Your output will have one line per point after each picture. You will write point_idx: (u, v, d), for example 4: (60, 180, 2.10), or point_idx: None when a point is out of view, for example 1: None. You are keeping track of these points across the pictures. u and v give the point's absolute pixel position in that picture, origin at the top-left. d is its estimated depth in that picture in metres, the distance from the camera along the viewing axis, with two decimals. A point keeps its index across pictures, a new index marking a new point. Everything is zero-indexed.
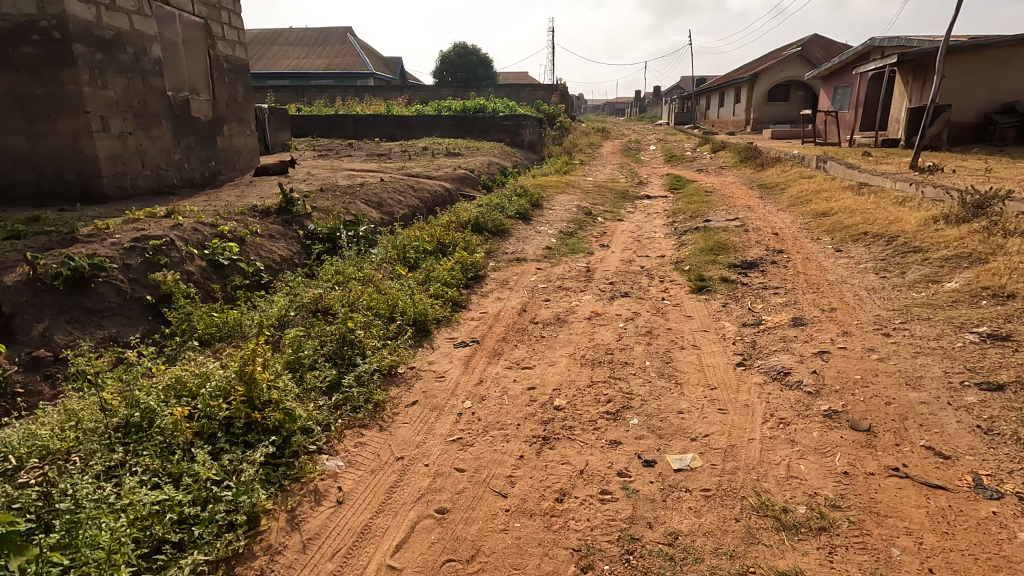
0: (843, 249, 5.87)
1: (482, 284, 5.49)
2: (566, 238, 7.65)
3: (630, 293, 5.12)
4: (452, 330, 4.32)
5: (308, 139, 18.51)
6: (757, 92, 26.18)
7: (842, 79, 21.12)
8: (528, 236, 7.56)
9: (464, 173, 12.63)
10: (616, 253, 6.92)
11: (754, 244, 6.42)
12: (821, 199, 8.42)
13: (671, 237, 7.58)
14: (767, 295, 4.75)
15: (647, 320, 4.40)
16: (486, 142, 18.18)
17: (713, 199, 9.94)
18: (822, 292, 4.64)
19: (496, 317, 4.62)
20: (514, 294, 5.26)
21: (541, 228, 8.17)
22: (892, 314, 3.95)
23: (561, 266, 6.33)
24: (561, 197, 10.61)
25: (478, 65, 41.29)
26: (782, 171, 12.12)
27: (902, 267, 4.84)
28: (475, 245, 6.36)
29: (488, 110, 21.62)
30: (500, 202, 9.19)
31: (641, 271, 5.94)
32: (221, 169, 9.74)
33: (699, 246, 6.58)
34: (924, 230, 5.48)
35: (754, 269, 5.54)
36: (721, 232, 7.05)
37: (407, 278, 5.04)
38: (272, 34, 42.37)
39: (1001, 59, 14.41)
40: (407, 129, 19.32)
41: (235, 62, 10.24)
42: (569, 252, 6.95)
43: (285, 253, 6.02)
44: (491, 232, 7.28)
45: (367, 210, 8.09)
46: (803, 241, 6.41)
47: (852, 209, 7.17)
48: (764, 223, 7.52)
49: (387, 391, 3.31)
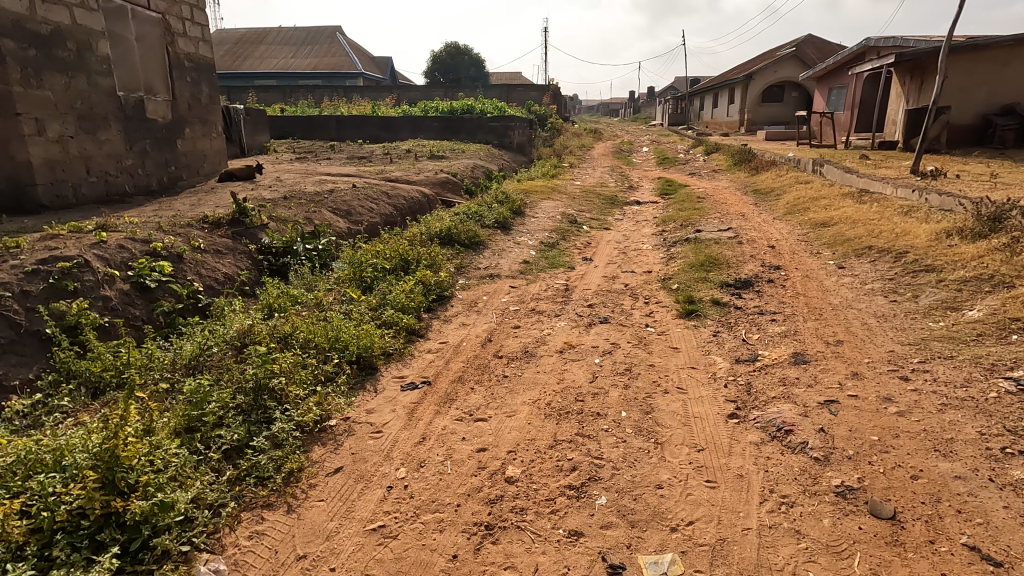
0: (846, 265, 5.34)
1: (446, 308, 4.92)
2: (546, 250, 7.11)
3: (610, 318, 4.58)
4: (402, 368, 3.75)
5: (289, 141, 17.90)
6: (751, 93, 25.75)
7: (837, 80, 20.68)
8: (505, 248, 7.00)
9: (446, 177, 12.06)
10: (599, 267, 6.37)
11: (748, 258, 5.89)
12: (819, 207, 7.90)
13: (659, 249, 7.05)
14: (763, 321, 4.21)
15: (627, 353, 3.84)
16: (473, 145, 17.61)
17: (705, 206, 9.41)
18: (825, 319, 4.10)
19: (456, 349, 4.06)
20: (481, 320, 4.70)
21: (520, 239, 7.61)
22: (909, 349, 3.42)
23: (538, 283, 5.78)
24: (545, 204, 10.05)
25: (470, 66, 40.72)
26: (778, 175, 11.63)
27: (915, 290, 4.31)
28: (443, 261, 5.81)
29: (476, 111, 21.07)
30: (479, 209, 8.64)
31: (625, 290, 5.40)
32: (182, 174, 9.13)
33: (688, 261, 6.04)
34: (936, 246, 4.96)
35: (748, 289, 5.00)
36: (712, 245, 6.51)
37: (359, 302, 4.48)
38: (260, 34, 41.65)
39: (1001, 59, 13.94)
40: (392, 131, 18.74)
41: (198, 60, 9.63)
42: (548, 266, 6.40)
43: (231, 271, 5.42)
44: (464, 244, 6.71)
45: (334, 220, 7.51)
46: (802, 256, 5.88)
47: (854, 219, 6.65)
48: (759, 234, 6.99)
49: (306, 455, 2.74)
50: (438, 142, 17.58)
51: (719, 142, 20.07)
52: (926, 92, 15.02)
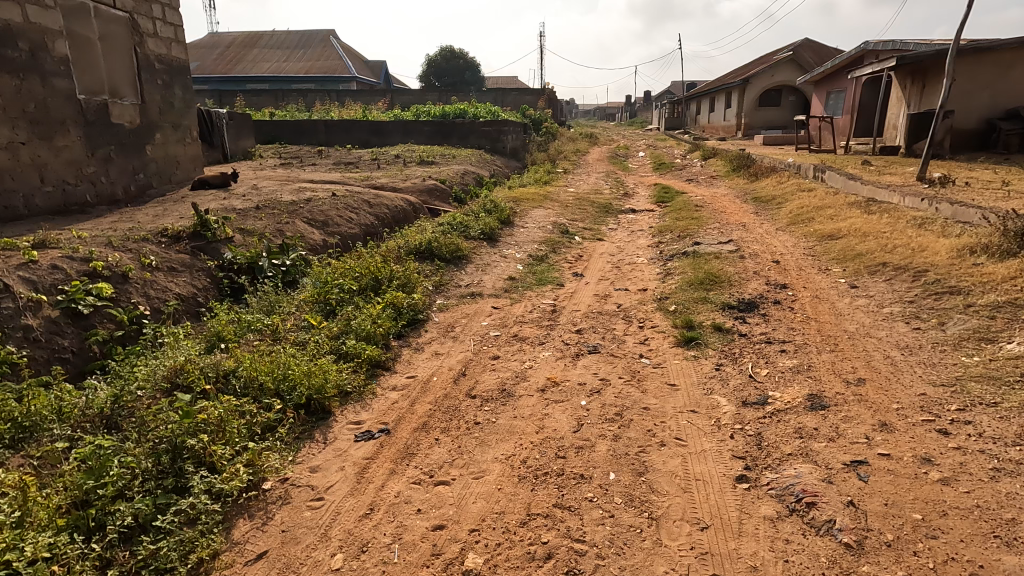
0: (858, 283, 4.90)
1: (419, 334, 4.43)
2: (534, 265, 6.63)
3: (601, 347, 4.10)
4: (360, 411, 3.26)
5: (276, 146, 17.43)
6: (748, 97, 25.41)
7: (836, 84, 20.32)
8: (490, 263, 6.52)
9: (434, 184, 11.59)
10: (590, 284, 5.91)
11: (751, 275, 5.44)
12: (824, 217, 7.46)
13: (655, 263, 6.59)
14: (773, 353, 3.73)
15: (618, 393, 3.36)
16: (464, 150, 17.15)
17: (704, 216, 8.96)
18: (844, 351, 3.63)
19: (424, 387, 3.57)
20: (456, 348, 4.21)
21: (507, 251, 7.14)
22: (944, 391, 2.96)
23: (523, 302, 5.31)
24: (536, 213, 9.58)
25: (465, 70, 40.38)
26: (778, 182, 11.21)
27: (941, 317, 3.87)
28: (420, 278, 5.34)
29: (469, 115, 20.64)
30: (465, 219, 8.16)
31: (618, 312, 4.93)
32: (152, 182, 8.65)
33: (687, 278, 5.58)
34: (959, 266, 4.51)
35: (753, 312, 4.53)
36: (713, 260, 6.05)
37: (319, 330, 4.00)
38: (253, 38, 41.20)
39: (1006, 62, 13.57)
40: (383, 136, 18.30)
41: (170, 61, 9.16)
42: (535, 282, 5.94)
43: (185, 291, 4.93)
44: (445, 259, 6.23)
45: (309, 232, 7.03)
46: (810, 272, 5.43)
47: (864, 231, 6.20)
48: (762, 247, 6.54)
49: (225, 534, 2.26)
50: (428, 147, 17.13)
51: (717, 147, 19.67)
52: (928, 96, 14.65)
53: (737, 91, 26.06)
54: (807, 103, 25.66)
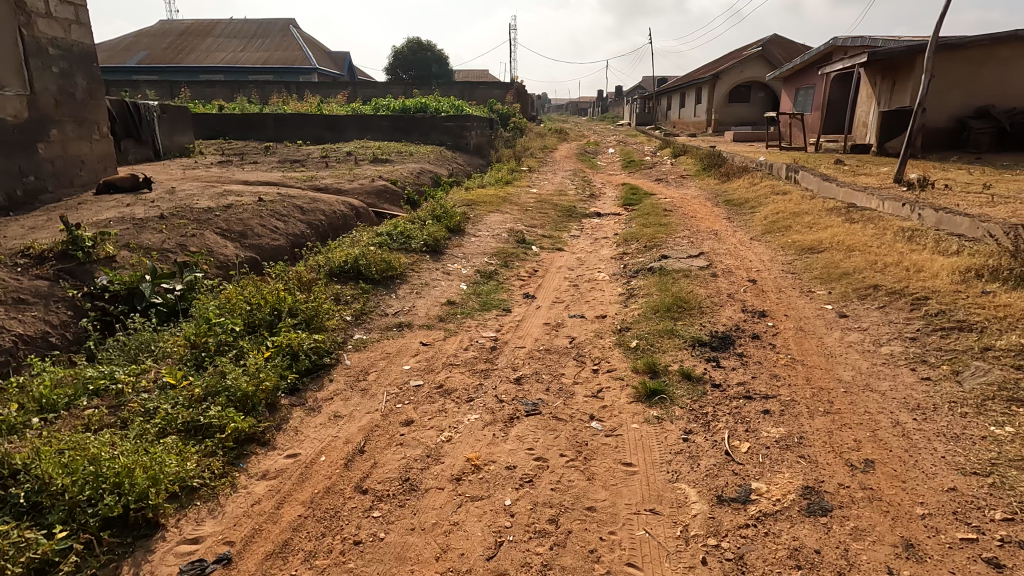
0: (848, 311, 4.21)
1: (319, 387, 3.55)
2: (480, 284, 5.79)
3: (542, 403, 3.28)
4: (200, 522, 2.38)
5: (219, 142, 16.14)
6: (718, 93, 24.99)
7: (805, 80, 19.95)
8: (429, 282, 5.66)
9: (383, 186, 10.64)
10: (542, 309, 5.12)
11: (725, 300, 4.71)
12: (803, 225, 6.82)
13: (617, 281, 5.84)
14: (755, 416, 2.97)
15: (556, 483, 2.55)
16: (424, 147, 16.18)
17: (672, 222, 8.26)
18: (842, 413, 2.89)
19: (303, 473, 2.71)
20: (361, 407, 3.35)
21: (451, 267, 6.28)
22: (979, 486, 2.25)
23: (459, 335, 4.48)
24: (491, 218, 8.74)
25: (432, 62, 39.17)
26: (750, 183, 10.62)
27: (955, 364, 3.18)
28: (334, 309, 4.45)
29: (430, 110, 19.64)
30: (408, 228, 7.28)
31: (568, 349, 4.13)
32: (46, 185, 7.50)
33: (652, 302, 4.83)
34: (966, 294, 3.85)
35: (728, 351, 3.78)
36: (681, 279, 5.30)
37: (179, 393, 3.07)
38: (208, 26, 39.12)
39: (979, 59, 13.22)
40: (337, 131, 17.18)
41: (71, 46, 7.99)
42: (478, 307, 5.10)
43: (32, 331, 3.90)
44: (374, 280, 5.33)
45: (220, 247, 6.04)
46: (790, 295, 4.74)
47: (849, 244, 5.56)
48: (736, 261, 5.84)
49: None
50: (385, 143, 16.10)
51: (687, 144, 19.09)
52: (899, 93, 14.29)
53: (707, 87, 25.61)
54: (776, 100, 25.39)
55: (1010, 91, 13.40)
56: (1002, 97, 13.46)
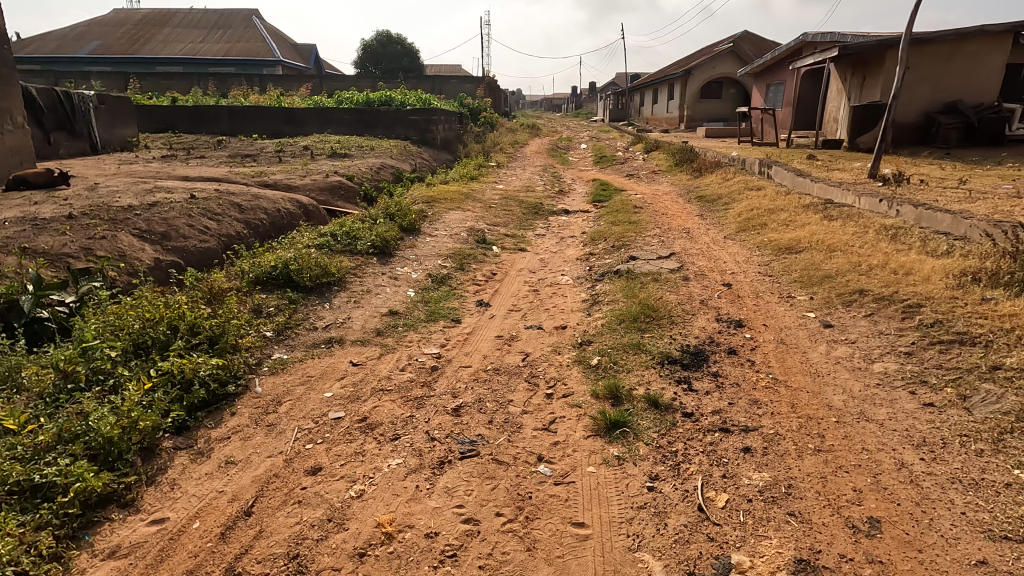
0: (832, 320, 3.78)
1: (215, 424, 2.94)
2: (429, 290, 5.21)
3: (480, 441, 2.73)
4: None
5: (168, 136, 15.16)
6: (690, 89, 24.79)
7: (775, 75, 19.80)
8: (371, 288, 5.05)
9: (338, 182, 9.96)
10: (496, 318, 4.57)
11: (697, 308, 4.24)
12: (779, 223, 6.42)
13: (581, 285, 5.34)
14: (732, 457, 2.47)
15: (486, 557, 2.01)
16: (388, 141, 15.47)
17: (642, 220, 7.81)
18: (836, 451, 2.42)
19: (164, 550, 2.11)
20: (262, 450, 2.75)
21: (400, 270, 5.68)
22: (1014, 559, 1.80)
23: (397, 352, 3.89)
24: (451, 216, 8.15)
25: (402, 56, 38.23)
26: (723, 178, 10.26)
27: (961, 387, 2.74)
28: (248, 325, 3.82)
29: (396, 103, 18.91)
30: (356, 227, 6.64)
31: (519, 368, 3.59)
32: None
33: (618, 311, 4.32)
34: (963, 301, 3.43)
35: (701, 370, 3.29)
36: (649, 283, 4.81)
37: (18, 442, 2.40)
38: (166, 16, 37.43)
39: (948, 54, 13.11)
40: (296, 124, 16.32)
41: None
42: (424, 317, 4.53)
43: None
44: (306, 288, 4.70)
45: (135, 250, 5.27)
46: (769, 302, 4.29)
47: (829, 243, 5.15)
48: (709, 262, 5.38)
49: None
50: (346, 137, 15.35)
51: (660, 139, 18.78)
52: (869, 88, 14.13)
53: (680, 82, 25.37)
54: (747, 96, 25.31)
55: (977, 86, 13.32)
56: (971, 92, 13.37)
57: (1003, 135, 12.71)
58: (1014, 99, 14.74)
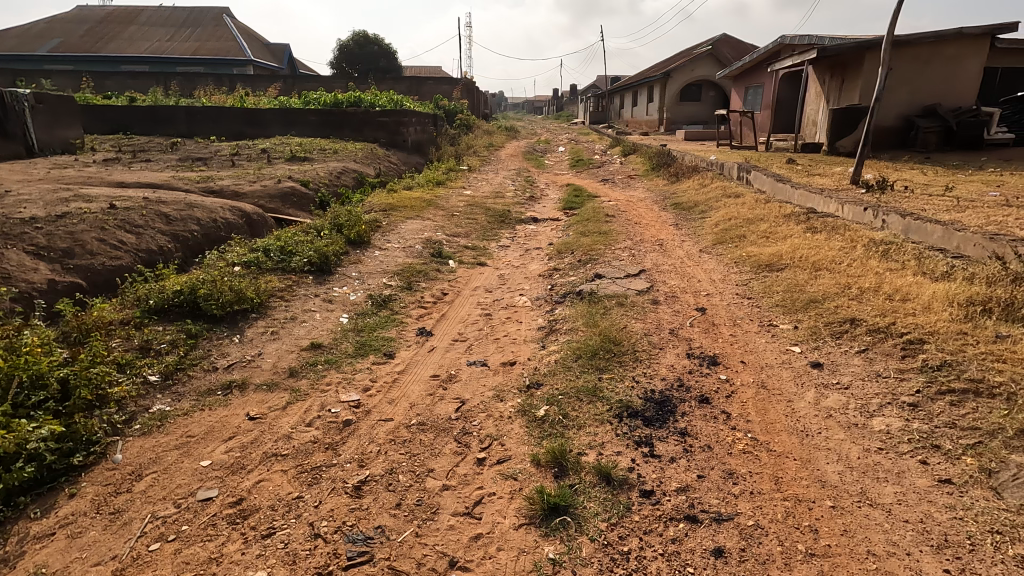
0: (822, 357, 3.23)
1: (40, 515, 2.27)
2: (365, 316, 4.57)
3: (378, 538, 2.11)
4: None
5: (118, 138, 14.24)
6: (669, 92, 24.47)
7: (754, 78, 19.51)
8: (297, 314, 4.39)
9: (291, 188, 9.28)
10: (438, 350, 3.96)
11: (666, 340, 3.67)
12: (758, 234, 5.92)
13: (539, 307, 4.76)
14: (701, 566, 1.90)
15: None
16: (354, 144, 14.78)
17: (614, 230, 7.26)
18: (834, 557, 1.87)
19: None
20: (90, 554, 2.10)
21: (337, 291, 5.03)
22: None
23: (307, 400, 3.24)
24: (407, 226, 7.51)
25: (379, 57, 37.43)
26: (700, 184, 9.79)
27: (986, 457, 2.21)
28: (123, 372, 3.15)
29: (366, 104, 18.20)
30: (295, 241, 5.97)
31: (450, 422, 2.97)
32: None
33: (575, 343, 3.74)
34: (974, 340, 2.93)
35: (666, 427, 2.71)
36: (614, 308, 4.24)
37: None
38: (132, 14, 36.13)
39: (927, 56, 12.84)
40: (258, 125, 15.51)
41: None
42: (352, 351, 3.90)
43: None
44: (216, 317, 4.03)
45: (24, 271, 4.52)
46: (749, 331, 3.75)
47: (813, 260, 4.64)
48: (683, 281, 4.84)
49: None
50: (310, 140, 14.60)
51: (638, 142, 18.37)
52: (848, 91, 13.81)
53: (659, 84, 25.02)
54: (726, 99, 25.08)
55: (956, 90, 13.09)
56: (949, 96, 13.13)
57: (982, 139, 12.44)
58: (992, 102, 14.55)
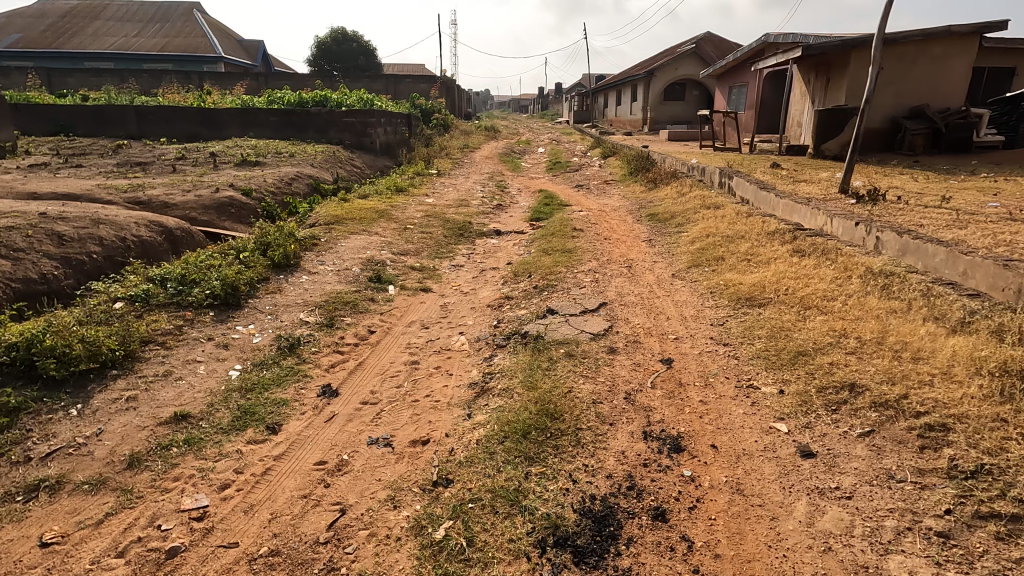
0: (818, 443, 2.49)
1: None
2: (262, 367, 3.75)
3: None
4: None
5: (58, 140, 13.19)
6: (652, 91, 23.81)
7: (738, 78, 18.89)
8: (173, 369, 3.56)
9: (230, 198, 8.40)
10: (337, 419, 3.16)
11: (621, 409, 2.91)
12: (738, 256, 5.20)
13: (476, 352, 3.97)
14: None
15: None
16: (316, 146, 13.89)
17: (579, 247, 6.50)
18: None
19: None
20: None
21: (238, 333, 4.21)
22: None
23: (135, 510, 2.43)
24: (349, 244, 6.68)
25: (358, 54, 36.36)
26: (679, 191, 9.07)
27: None
28: None
29: (333, 103, 17.27)
30: (205, 267, 5.12)
31: (314, 549, 2.18)
32: None
33: (506, 414, 2.95)
34: (1017, 434, 2.21)
35: (605, 568, 1.96)
36: (561, 359, 3.47)
37: None
38: (97, 9, 34.69)
39: (914, 56, 12.24)
40: (213, 126, 14.52)
41: None
42: (227, 424, 3.07)
43: None
44: (58, 381, 3.19)
45: None
46: (725, 397, 2.99)
47: (800, 296, 3.93)
48: (648, 319, 4.09)
49: None
50: (268, 142, 13.70)
51: (619, 143, 17.65)
52: (834, 91, 13.20)
53: (642, 84, 24.37)
54: (710, 98, 24.48)
55: (944, 91, 12.52)
56: (937, 97, 12.56)
57: (970, 142, 11.94)
58: (979, 104, 14.03)
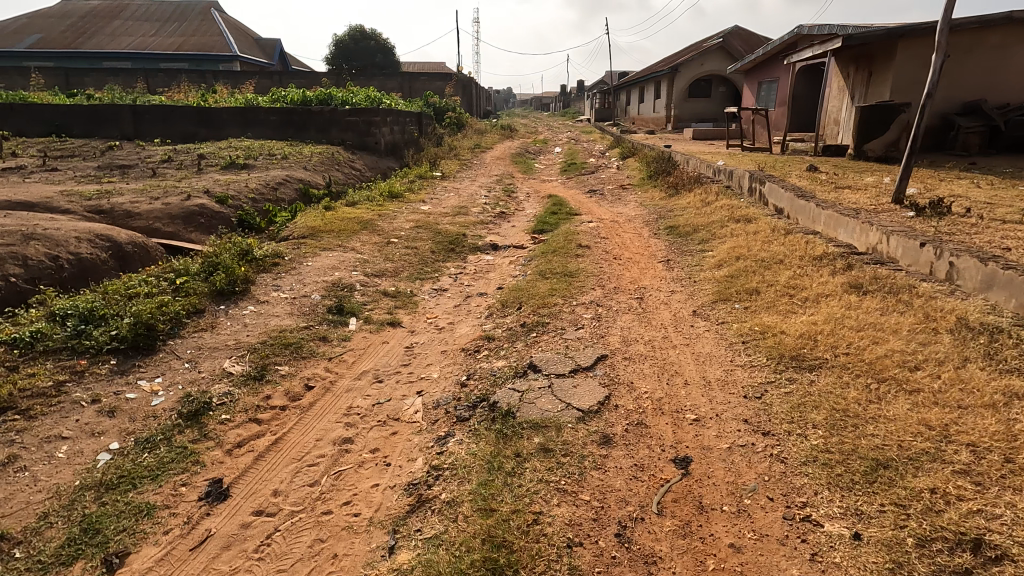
0: None
1: None
2: (144, 447, 2.84)
3: None
4: None
5: (49, 142, 12.62)
6: (676, 87, 22.55)
7: (768, 73, 17.58)
8: (20, 455, 2.68)
9: (201, 206, 7.61)
10: (206, 549, 2.24)
11: (611, 558, 1.94)
12: (778, 289, 4.15)
13: (428, 428, 3.00)
14: None
15: None
16: (314, 147, 13.12)
17: (583, 270, 5.50)
18: None
19: None
20: None
21: (135, 391, 3.32)
22: None
23: None
24: (316, 263, 5.79)
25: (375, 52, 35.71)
26: (704, 199, 7.98)
27: None
28: None
29: (338, 102, 16.50)
30: (126, 296, 4.26)
31: None
32: None
33: (436, 559, 1.99)
34: None
35: None
36: (533, 456, 2.49)
37: None
38: (118, 8, 34.70)
39: (972, 45, 10.87)
40: (211, 126, 13.84)
41: None
42: (48, 554, 2.17)
43: None
44: None
45: None
46: (770, 538, 1.99)
47: (869, 360, 2.89)
48: (658, 386, 3.08)
49: None
50: (263, 143, 12.98)
51: (640, 142, 16.49)
52: (877, 85, 11.89)
53: (665, 80, 23.12)
54: (738, 94, 23.13)
55: (1005, 84, 11.10)
56: (997, 91, 11.14)
57: None
58: None
